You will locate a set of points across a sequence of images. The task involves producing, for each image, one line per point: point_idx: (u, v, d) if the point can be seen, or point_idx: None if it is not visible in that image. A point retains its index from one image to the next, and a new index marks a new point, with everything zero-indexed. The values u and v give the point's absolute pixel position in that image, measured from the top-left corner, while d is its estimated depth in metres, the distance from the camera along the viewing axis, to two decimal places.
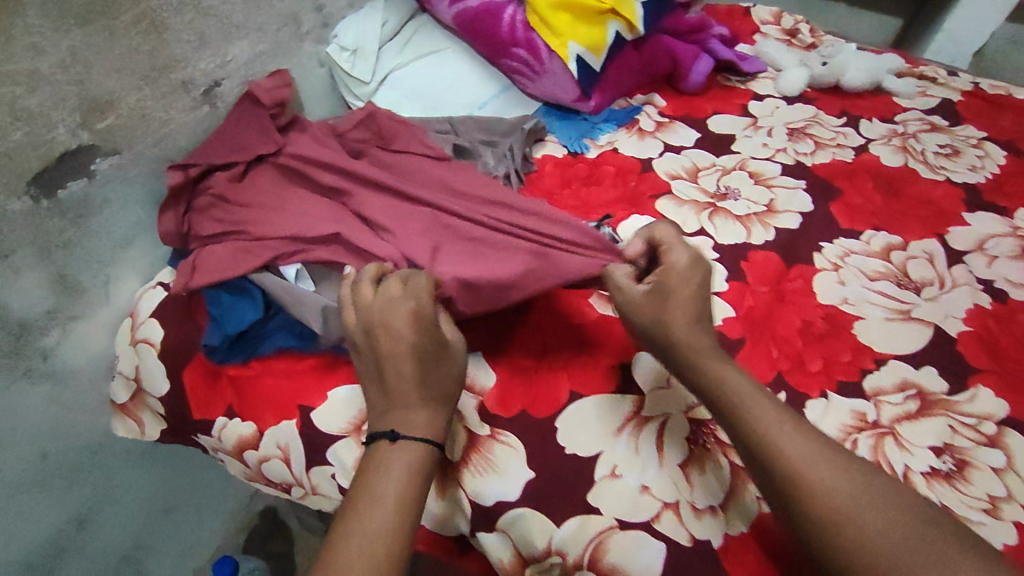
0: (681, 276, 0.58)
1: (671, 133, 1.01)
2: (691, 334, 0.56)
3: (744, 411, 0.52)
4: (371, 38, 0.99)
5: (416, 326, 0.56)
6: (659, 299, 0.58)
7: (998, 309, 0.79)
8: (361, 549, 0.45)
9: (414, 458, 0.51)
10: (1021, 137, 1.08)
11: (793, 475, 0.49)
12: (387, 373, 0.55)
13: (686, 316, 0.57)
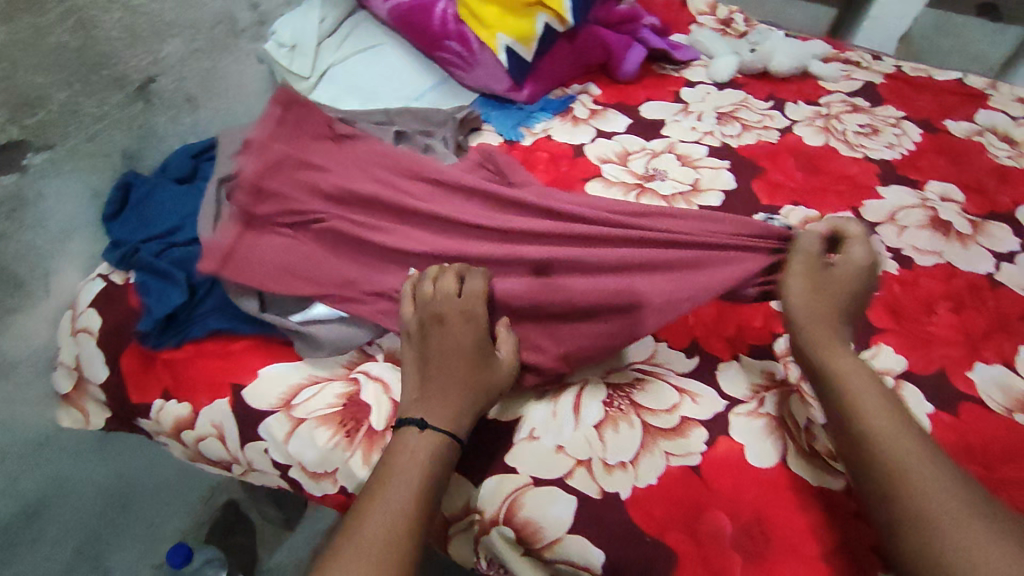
0: (851, 266, 0.63)
1: (603, 120, 1.05)
2: (818, 307, 0.61)
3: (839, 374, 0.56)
4: (310, 33, 1.03)
5: (468, 328, 0.62)
6: (822, 276, 0.63)
7: (904, 275, 0.84)
8: (377, 528, 0.50)
9: (432, 447, 0.56)
10: (937, 115, 1.14)
11: (872, 432, 0.52)
12: (434, 355, 0.61)
13: (825, 295, 0.62)
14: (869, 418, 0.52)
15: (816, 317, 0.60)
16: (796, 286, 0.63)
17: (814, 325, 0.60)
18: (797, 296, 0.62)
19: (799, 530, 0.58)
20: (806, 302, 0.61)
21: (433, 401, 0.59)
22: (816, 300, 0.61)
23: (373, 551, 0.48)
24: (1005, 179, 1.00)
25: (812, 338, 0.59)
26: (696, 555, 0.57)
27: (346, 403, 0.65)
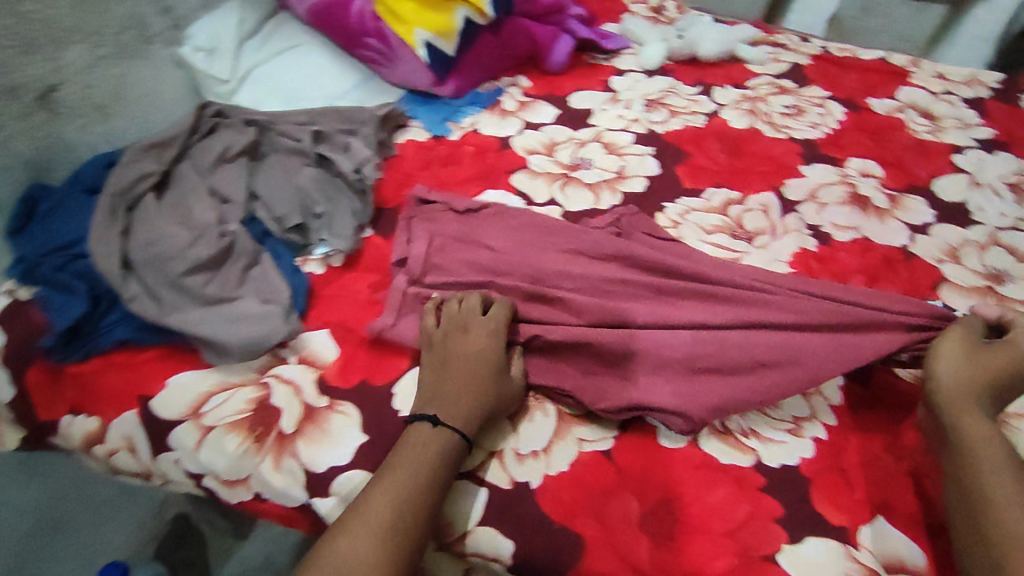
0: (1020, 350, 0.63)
1: (531, 112, 1.05)
2: (979, 383, 0.61)
3: (982, 442, 0.57)
4: (229, 36, 1.00)
5: (483, 336, 0.65)
6: (982, 352, 0.63)
7: (821, 251, 0.85)
8: (377, 514, 0.53)
9: (440, 442, 0.58)
10: (861, 93, 1.15)
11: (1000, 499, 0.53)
12: (452, 361, 0.64)
13: (989, 373, 0.61)
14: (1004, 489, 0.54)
15: (975, 388, 0.60)
16: (953, 354, 0.63)
17: (966, 392, 0.60)
18: (948, 358, 0.63)
19: (707, 509, 0.59)
20: (966, 371, 0.61)
21: (439, 399, 0.62)
22: (971, 372, 0.61)
23: (370, 535, 0.52)
24: (924, 153, 1.03)
25: (959, 403, 0.60)
26: (603, 538, 0.57)
27: (256, 409, 0.65)
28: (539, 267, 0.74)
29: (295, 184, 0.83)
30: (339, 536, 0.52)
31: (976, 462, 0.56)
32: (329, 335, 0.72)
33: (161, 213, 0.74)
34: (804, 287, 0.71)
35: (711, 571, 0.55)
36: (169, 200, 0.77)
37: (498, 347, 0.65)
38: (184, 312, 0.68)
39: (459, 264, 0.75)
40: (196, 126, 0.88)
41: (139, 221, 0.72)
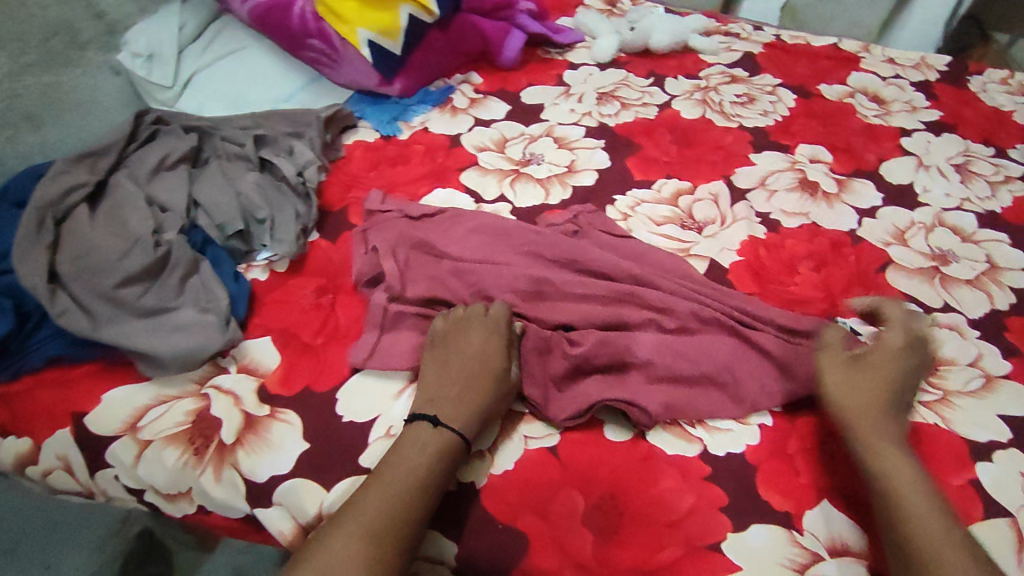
0: (889, 353, 0.64)
1: (482, 108, 1.04)
2: (874, 395, 0.61)
3: (894, 463, 0.56)
4: (168, 42, 0.98)
5: (487, 335, 0.65)
6: (862, 367, 0.63)
7: (770, 238, 0.85)
8: (372, 513, 0.52)
9: (439, 443, 0.57)
10: (812, 80, 1.15)
11: (918, 520, 0.52)
12: (454, 357, 0.64)
13: (880, 382, 0.62)
14: (918, 507, 0.53)
15: (873, 407, 0.60)
16: (842, 379, 0.63)
17: (867, 416, 0.60)
18: (841, 374, 0.63)
19: (651, 501, 0.59)
20: (861, 393, 0.61)
21: (438, 399, 0.61)
22: (867, 392, 0.61)
23: (362, 535, 0.51)
24: (873, 137, 1.02)
25: (869, 429, 0.59)
26: (547, 534, 0.57)
27: (196, 420, 0.64)
28: (499, 272, 0.72)
29: (236, 189, 0.80)
30: (331, 535, 0.51)
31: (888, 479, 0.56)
32: (271, 343, 0.71)
33: (95, 226, 0.72)
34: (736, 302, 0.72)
35: (654, 563, 0.55)
36: (103, 211, 0.75)
37: (500, 347, 0.65)
38: (118, 325, 0.67)
39: (423, 274, 0.73)
40: (134, 133, 0.85)
41: (70, 234, 0.71)
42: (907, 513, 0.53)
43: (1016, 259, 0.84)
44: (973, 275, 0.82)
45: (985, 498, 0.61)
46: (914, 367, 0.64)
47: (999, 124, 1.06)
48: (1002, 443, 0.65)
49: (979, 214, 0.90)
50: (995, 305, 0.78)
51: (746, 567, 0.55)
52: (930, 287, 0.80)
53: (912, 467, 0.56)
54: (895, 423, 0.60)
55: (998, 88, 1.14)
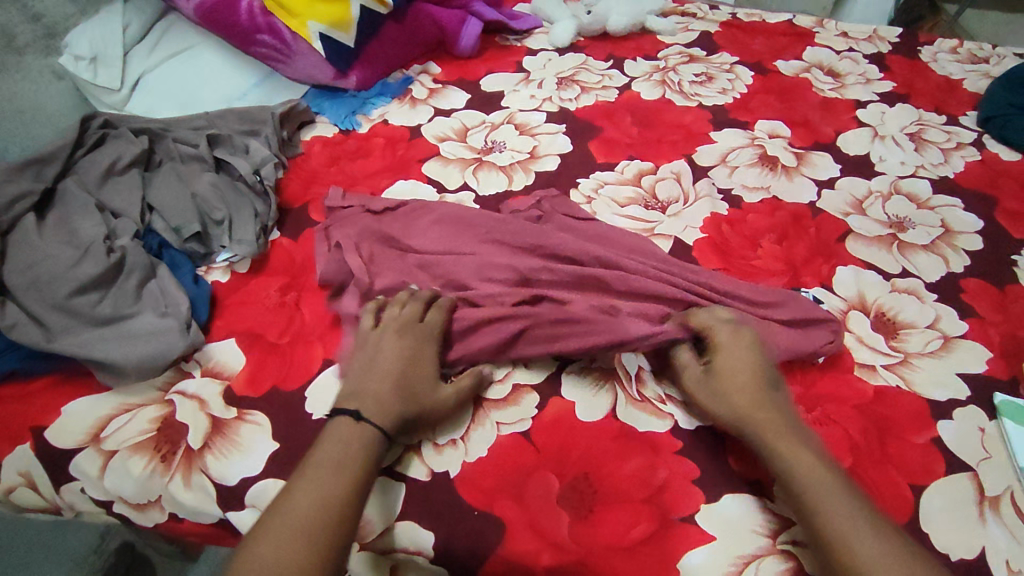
0: (733, 348, 0.62)
1: (442, 98, 1.03)
2: (753, 391, 0.60)
3: (792, 466, 0.54)
4: (113, 43, 0.96)
5: (419, 337, 0.63)
6: (717, 377, 0.61)
7: (732, 214, 0.86)
8: (299, 515, 0.49)
9: (361, 441, 0.55)
10: (768, 57, 1.16)
11: (827, 519, 0.50)
12: (381, 356, 0.62)
13: (749, 379, 0.60)
14: (824, 505, 0.51)
15: (754, 409, 0.59)
16: (713, 394, 0.61)
17: (750, 428, 0.58)
18: (720, 382, 0.61)
19: (624, 478, 0.59)
20: (736, 403, 0.59)
21: (361, 395, 0.59)
22: (740, 398, 0.59)
23: (292, 539, 0.48)
24: (830, 110, 1.04)
25: (759, 440, 0.57)
26: (522, 517, 0.57)
27: (161, 427, 0.63)
28: (462, 260, 0.71)
29: (191, 192, 0.78)
30: (259, 543, 0.48)
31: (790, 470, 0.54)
32: (235, 345, 0.69)
33: (43, 236, 0.70)
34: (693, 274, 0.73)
35: (630, 539, 0.56)
36: (51, 220, 0.73)
37: (430, 353, 0.63)
38: (72, 334, 0.66)
39: (387, 269, 0.72)
40: (81, 139, 0.82)
41: (17, 246, 0.68)
42: (815, 513, 0.51)
43: (969, 222, 0.86)
44: (929, 240, 0.84)
45: (947, 455, 0.63)
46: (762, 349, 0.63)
47: (949, 92, 1.08)
48: (961, 401, 0.67)
49: (933, 180, 0.92)
50: (951, 268, 0.80)
51: (720, 536, 0.56)
52: (889, 254, 0.82)
53: (809, 462, 0.54)
54: (783, 408, 0.60)
55: (948, 57, 1.16)
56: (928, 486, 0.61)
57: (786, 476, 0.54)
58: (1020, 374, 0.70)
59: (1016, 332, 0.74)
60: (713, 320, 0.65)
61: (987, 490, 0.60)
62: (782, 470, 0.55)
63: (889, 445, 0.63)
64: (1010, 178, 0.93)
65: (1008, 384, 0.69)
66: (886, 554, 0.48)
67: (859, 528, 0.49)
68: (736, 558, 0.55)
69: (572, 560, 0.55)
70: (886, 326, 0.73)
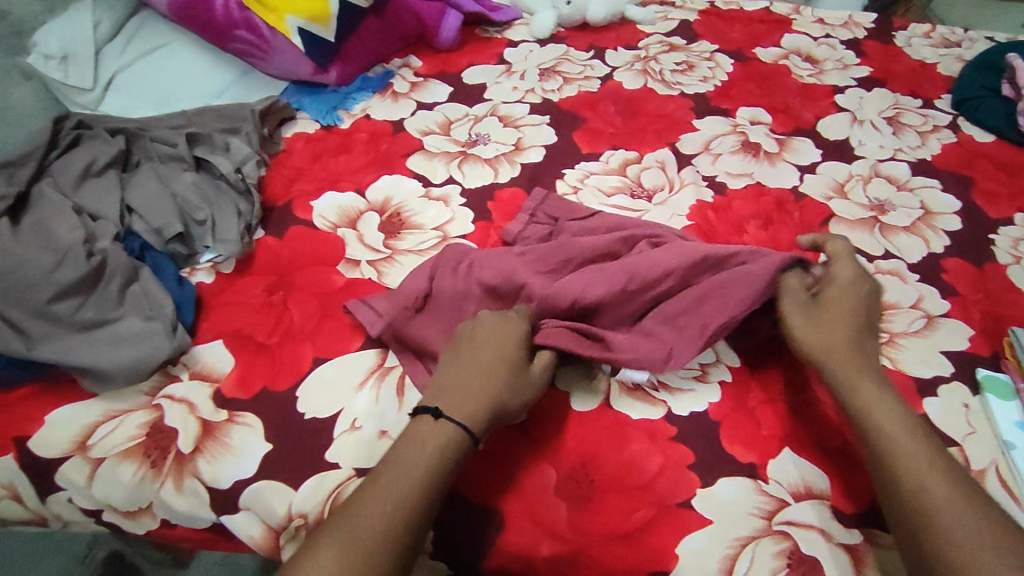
0: (845, 285, 0.66)
1: (424, 91, 1.02)
2: (851, 326, 0.63)
3: (872, 408, 0.57)
4: (83, 42, 0.94)
5: (509, 324, 0.62)
6: (820, 304, 0.65)
7: (718, 201, 0.87)
8: (369, 522, 0.48)
9: (444, 444, 0.54)
10: (747, 44, 1.16)
11: (899, 457, 0.53)
12: (471, 350, 0.61)
13: (847, 313, 0.63)
14: (899, 446, 0.54)
15: (839, 343, 0.61)
16: (808, 316, 0.63)
17: (834, 359, 0.60)
18: (820, 308, 0.64)
19: (621, 466, 0.60)
20: (830, 334, 0.62)
21: (455, 392, 0.57)
22: (832, 329, 0.62)
23: (358, 547, 0.47)
24: (809, 96, 1.05)
25: (837, 374, 0.60)
26: (522, 507, 0.57)
27: (150, 432, 0.62)
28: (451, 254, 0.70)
29: (172, 191, 0.77)
30: (322, 545, 0.47)
31: (875, 428, 0.56)
32: (222, 346, 0.68)
33: (18, 240, 0.68)
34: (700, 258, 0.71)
35: (629, 525, 0.56)
36: (24, 224, 0.71)
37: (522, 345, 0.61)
38: (53, 341, 0.64)
39: None
40: (55, 141, 0.80)
41: None
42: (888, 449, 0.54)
43: (948, 203, 0.88)
44: (910, 222, 0.85)
45: (933, 431, 0.64)
46: (869, 297, 0.66)
47: (924, 75, 1.10)
48: (945, 377, 0.68)
49: (911, 163, 0.94)
50: (931, 249, 0.82)
51: (716, 520, 0.57)
52: (871, 236, 0.83)
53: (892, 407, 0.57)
54: (867, 357, 0.61)
55: (922, 42, 1.18)
56: None
57: (862, 416, 0.57)
58: (1001, 350, 0.71)
59: (996, 310, 0.75)
60: (839, 257, 0.68)
61: (973, 464, 0.62)
62: (860, 408, 0.57)
63: None
64: (985, 159, 0.95)
65: (990, 360, 0.70)
66: (949, 491, 0.50)
67: (929, 469, 0.52)
68: (733, 541, 0.55)
69: (573, 550, 0.55)
70: None
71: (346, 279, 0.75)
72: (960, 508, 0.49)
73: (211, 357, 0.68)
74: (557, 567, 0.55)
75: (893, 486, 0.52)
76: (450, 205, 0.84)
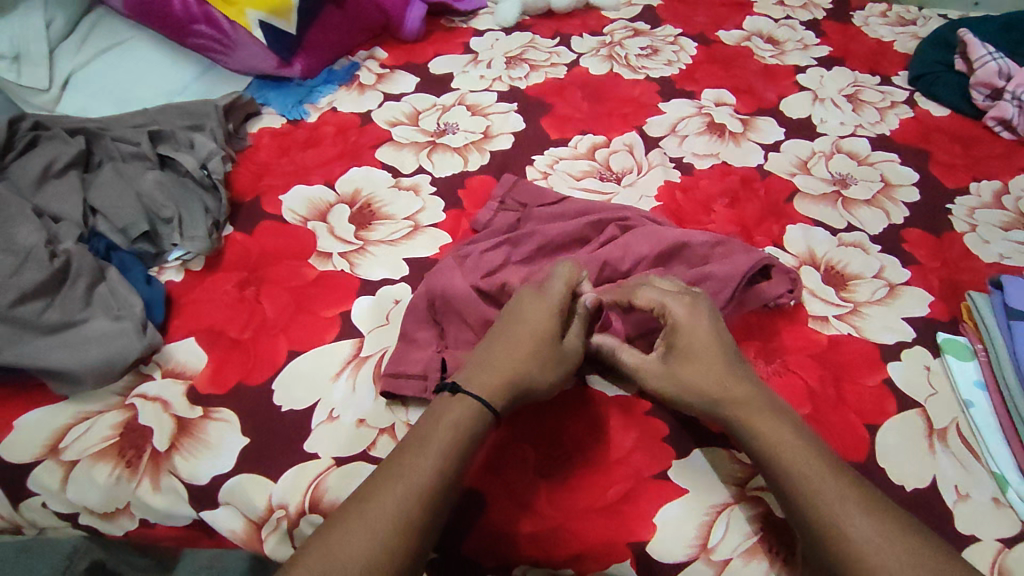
0: (693, 327, 0.60)
1: (390, 83, 1.01)
2: (726, 386, 0.58)
3: (786, 458, 0.53)
4: (36, 41, 0.92)
5: (541, 305, 0.61)
6: (678, 368, 0.60)
7: (685, 181, 0.88)
8: (386, 508, 0.47)
9: (473, 419, 0.53)
10: (709, 28, 1.18)
11: (823, 502, 0.50)
12: (508, 323, 0.61)
13: (711, 371, 0.59)
14: (817, 482, 0.51)
15: (728, 403, 0.57)
16: (672, 384, 0.60)
17: (723, 411, 0.57)
18: (674, 379, 0.60)
19: (597, 442, 0.61)
20: (706, 388, 0.58)
21: (480, 370, 0.57)
22: (702, 383, 0.58)
23: (375, 530, 0.46)
24: (771, 76, 1.07)
25: (738, 423, 0.57)
26: (501, 487, 0.58)
27: (124, 432, 0.61)
28: None
29: (137, 191, 0.76)
30: (324, 532, 0.46)
31: (784, 459, 0.53)
32: (194, 343, 0.68)
33: None
34: (666, 234, 0.72)
35: (607, 498, 0.57)
36: None
37: (553, 320, 0.61)
38: (18, 344, 0.63)
39: None
40: (11, 142, 0.78)
41: None
42: (806, 492, 0.51)
43: (906, 175, 0.90)
44: (871, 195, 0.87)
45: (897, 394, 0.66)
46: (715, 323, 0.61)
47: (882, 53, 1.12)
48: (908, 342, 0.71)
49: (872, 138, 0.96)
50: (892, 220, 0.84)
51: (692, 489, 0.58)
52: (835, 210, 0.85)
53: (805, 451, 0.53)
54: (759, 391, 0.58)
55: (879, 21, 1.20)
56: (883, 423, 0.64)
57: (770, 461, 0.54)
58: (958, 314, 0.74)
59: (953, 277, 0.78)
60: (659, 299, 0.62)
61: (935, 423, 0.64)
62: (768, 451, 0.54)
63: (844, 389, 0.67)
64: (942, 132, 0.97)
65: (949, 324, 0.73)
66: (872, 526, 0.48)
67: (848, 507, 0.49)
68: (708, 508, 0.57)
69: (552, 525, 0.56)
70: (836, 279, 0.77)
71: (319, 272, 0.74)
72: (888, 545, 0.47)
73: (181, 354, 0.67)
74: (537, 542, 0.56)
75: (820, 532, 0.49)
76: (421, 194, 0.84)
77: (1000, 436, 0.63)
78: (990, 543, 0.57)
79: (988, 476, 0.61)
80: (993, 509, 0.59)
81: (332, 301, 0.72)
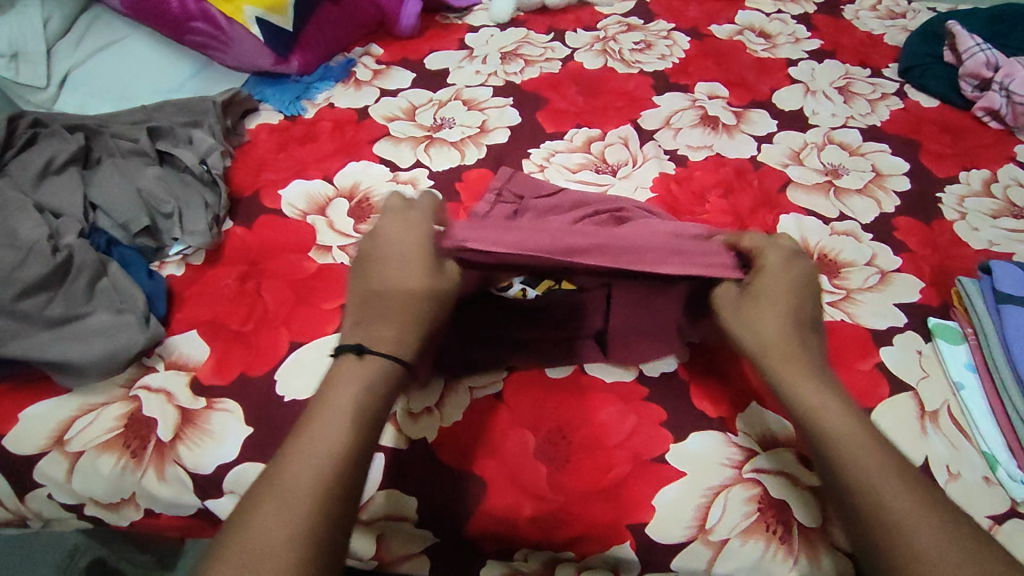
0: (779, 275, 0.59)
1: (387, 78, 1.02)
2: (782, 335, 0.57)
3: (827, 423, 0.52)
4: (34, 39, 0.92)
5: (410, 221, 0.59)
6: (750, 302, 0.58)
7: (679, 172, 0.89)
8: (303, 479, 0.46)
9: (368, 374, 0.52)
10: (703, 22, 1.19)
11: (858, 474, 0.49)
12: (383, 244, 0.58)
13: (777, 316, 0.57)
14: (857, 451, 0.50)
15: (767, 349, 0.56)
16: (744, 318, 0.58)
17: (773, 359, 0.56)
18: (742, 317, 0.58)
19: (595, 427, 0.62)
20: (764, 332, 0.57)
21: (372, 321, 0.55)
22: (768, 329, 0.57)
23: (298, 511, 0.44)
24: (764, 70, 1.08)
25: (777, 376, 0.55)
26: (503, 472, 0.59)
27: (129, 423, 0.62)
28: None
29: (136, 185, 0.76)
30: (255, 517, 0.44)
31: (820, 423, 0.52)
32: (195, 335, 0.68)
33: None
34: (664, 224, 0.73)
35: (607, 482, 0.58)
36: None
37: (422, 235, 0.58)
38: (21, 338, 0.63)
39: None
40: (10, 140, 0.78)
41: None
42: (844, 463, 0.50)
43: (896, 165, 0.92)
44: (862, 184, 0.89)
45: (890, 377, 0.68)
46: (806, 284, 0.59)
47: (873, 46, 1.14)
48: (899, 327, 0.72)
49: (862, 129, 0.98)
50: (883, 209, 0.86)
51: (691, 472, 0.59)
52: (827, 200, 0.86)
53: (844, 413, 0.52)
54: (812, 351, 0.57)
55: (869, 15, 1.22)
56: (875, 407, 0.65)
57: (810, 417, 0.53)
58: (949, 299, 0.75)
59: (945, 264, 0.79)
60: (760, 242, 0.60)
61: (927, 405, 0.66)
62: (808, 413, 0.53)
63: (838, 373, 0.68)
64: (932, 123, 0.99)
65: (940, 309, 0.74)
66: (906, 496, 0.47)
67: (884, 477, 0.48)
68: (707, 490, 0.58)
69: (555, 508, 0.57)
70: (829, 267, 0.78)
71: (319, 265, 0.75)
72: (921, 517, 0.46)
73: (181, 346, 0.68)
74: (539, 526, 0.57)
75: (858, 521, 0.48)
76: (418, 188, 0.85)
77: (990, 417, 0.64)
78: (982, 520, 0.58)
79: (979, 455, 0.62)
80: (984, 486, 0.60)
81: (331, 293, 0.72)
